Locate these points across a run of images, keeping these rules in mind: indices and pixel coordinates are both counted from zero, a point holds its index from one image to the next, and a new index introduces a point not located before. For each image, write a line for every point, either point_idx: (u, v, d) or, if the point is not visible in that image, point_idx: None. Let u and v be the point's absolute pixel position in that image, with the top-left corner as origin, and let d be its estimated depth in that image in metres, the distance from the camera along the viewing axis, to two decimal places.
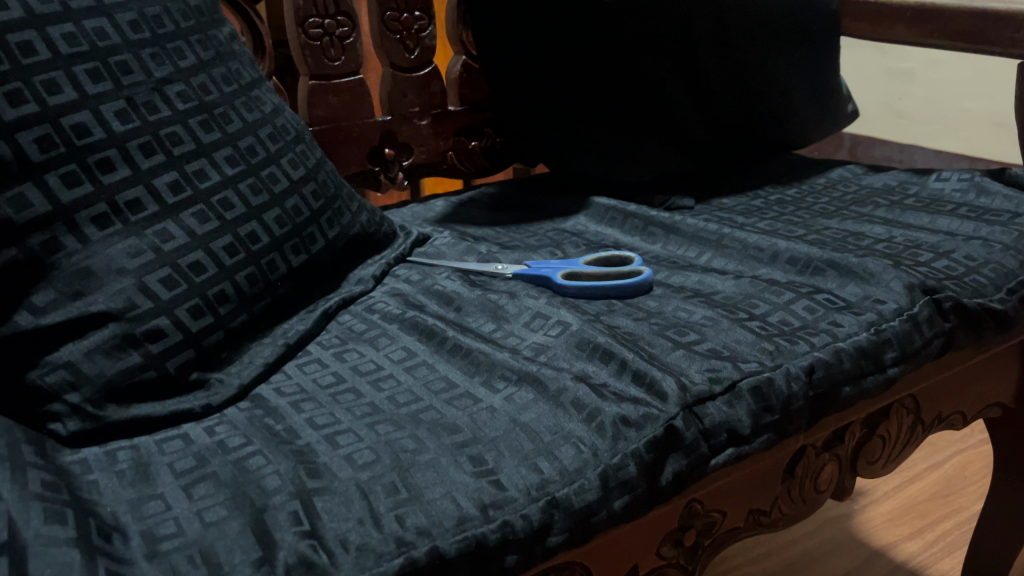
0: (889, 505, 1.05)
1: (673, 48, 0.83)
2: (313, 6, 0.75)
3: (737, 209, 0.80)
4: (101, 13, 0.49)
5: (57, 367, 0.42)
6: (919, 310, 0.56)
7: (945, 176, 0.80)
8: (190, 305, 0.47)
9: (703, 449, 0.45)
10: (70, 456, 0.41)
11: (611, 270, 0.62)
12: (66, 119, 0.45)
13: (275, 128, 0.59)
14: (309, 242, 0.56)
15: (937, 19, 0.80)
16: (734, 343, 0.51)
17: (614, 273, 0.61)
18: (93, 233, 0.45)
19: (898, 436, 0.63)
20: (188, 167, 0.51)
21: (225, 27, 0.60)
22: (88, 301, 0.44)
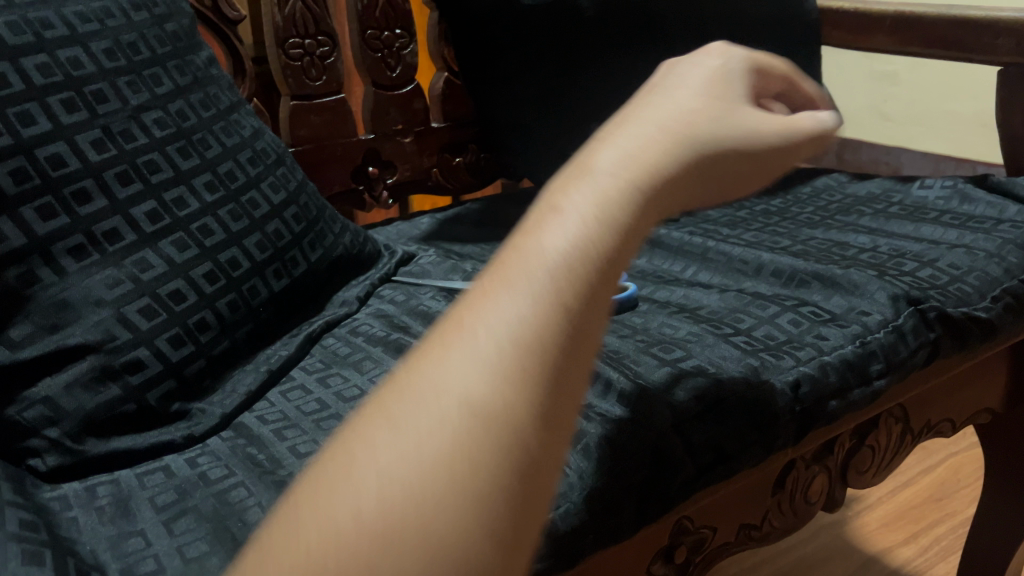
0: (883, 511, 1.04)
1: (654, 61, 0.82)
2: (294, 26, 0.75)
3: (722, 220, 0.80)
4: (75, 42, 0.49)
5: (35, 403, 0.42)
6: (904, 321, 0.56)
7: (928, 183, 0.81)
8: (170, 335, 0.47)
9: (689, 468, 0.44)
10: (49, 492, 0.41)
11: None
12: (40, 151, 0.45)
13: (254, 152, 0.59)
14: (291, 266, 0.56)
15: (914, 28, 0.81)
16: (719, 359, 0.51)
17: None
18: (70, 265, 0.45)
19: (888, 446, 0.62)
20: (166, 195, 0.50)
21: (203, 52, 0.60)
22: (65, 334, 0.43)
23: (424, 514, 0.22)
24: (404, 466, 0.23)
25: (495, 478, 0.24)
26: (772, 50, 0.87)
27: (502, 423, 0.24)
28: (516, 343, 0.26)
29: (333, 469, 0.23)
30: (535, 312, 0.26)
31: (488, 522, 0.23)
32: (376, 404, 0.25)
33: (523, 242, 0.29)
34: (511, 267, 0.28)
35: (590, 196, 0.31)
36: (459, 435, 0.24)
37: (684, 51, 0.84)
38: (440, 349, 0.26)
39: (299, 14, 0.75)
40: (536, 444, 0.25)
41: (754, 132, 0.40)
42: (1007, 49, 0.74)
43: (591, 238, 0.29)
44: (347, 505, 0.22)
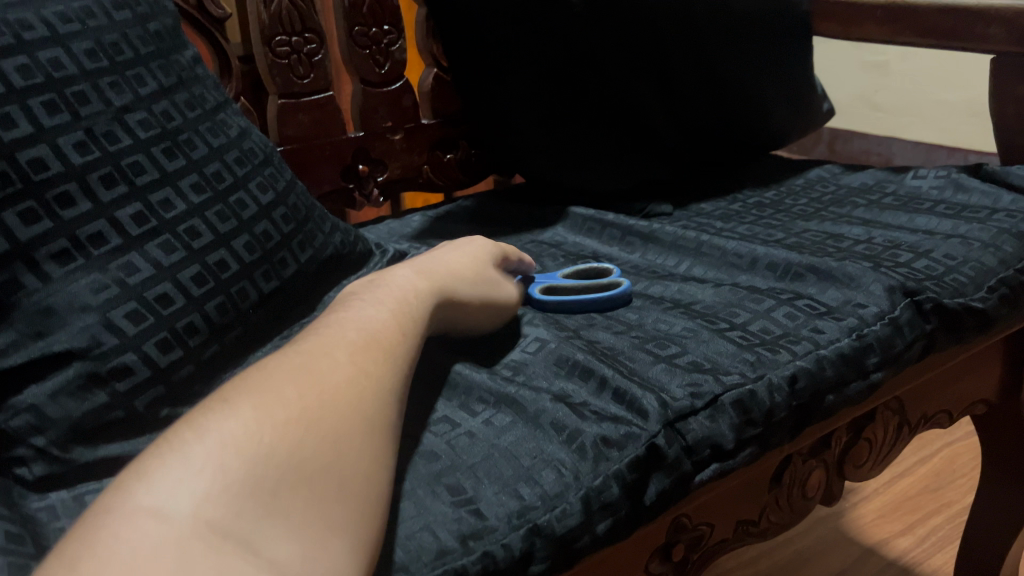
0: (879, 502, 1.04)
1: (646, 54, 0.82)
2: (279, 24, 0.74)
3: (715, 213, 0.80)
4: (56, 43, 0.48)
5: (20, 411, 0.41)
6: (900, 313, 0.55)
7: (922, 174, 0.80)
8: (158, 339, 0.46)
9: (686, 466, 0.44)
10: (37, 503, 0.40)
11: (591, 283, 0.61)
12: (21, 155, 0.44)
13: (242, 152, 0.58)
14: (281, 267, 0.55)
15: (905, 18, 0.80)
16: (715, 355, 0.51)
17: (593, 287, 0.61)
18: (54, 270, 0.44)
19: (885, 439, 0.62)
20: (152, 197, 0.49)
21: (188, 51, 0.59)
22: (50, 340, 0.42)
23: (308, 430, 0.32)
24: (292, 406, 0.33)
25: (355, 419, 0.34)
26: (763, 41, 0.87)
27: (353, 398, 0.35)
28: (357, 361, 0.38)
29: (238, 403, 0.33)
30: (372, 340, 0.40)
31: (350, 443, 0.33)
32: (257, 378, 0.35)
33: (354, 306, 0.44)
34: (349, 325, 0.41)
35: (390, 296, 0.46)
36: (325, 398, 0.34)
37: (677, 44, 0.83)
38: (300, 357, 0.37)
39: (285, 12, 0.74)
40: (379, 415, 0.36)
41: (500, 292, 0.55)
42: (1000, 37, 0.74)
43: (400, 308, 0.45)
44: (250, 426, 0.31)
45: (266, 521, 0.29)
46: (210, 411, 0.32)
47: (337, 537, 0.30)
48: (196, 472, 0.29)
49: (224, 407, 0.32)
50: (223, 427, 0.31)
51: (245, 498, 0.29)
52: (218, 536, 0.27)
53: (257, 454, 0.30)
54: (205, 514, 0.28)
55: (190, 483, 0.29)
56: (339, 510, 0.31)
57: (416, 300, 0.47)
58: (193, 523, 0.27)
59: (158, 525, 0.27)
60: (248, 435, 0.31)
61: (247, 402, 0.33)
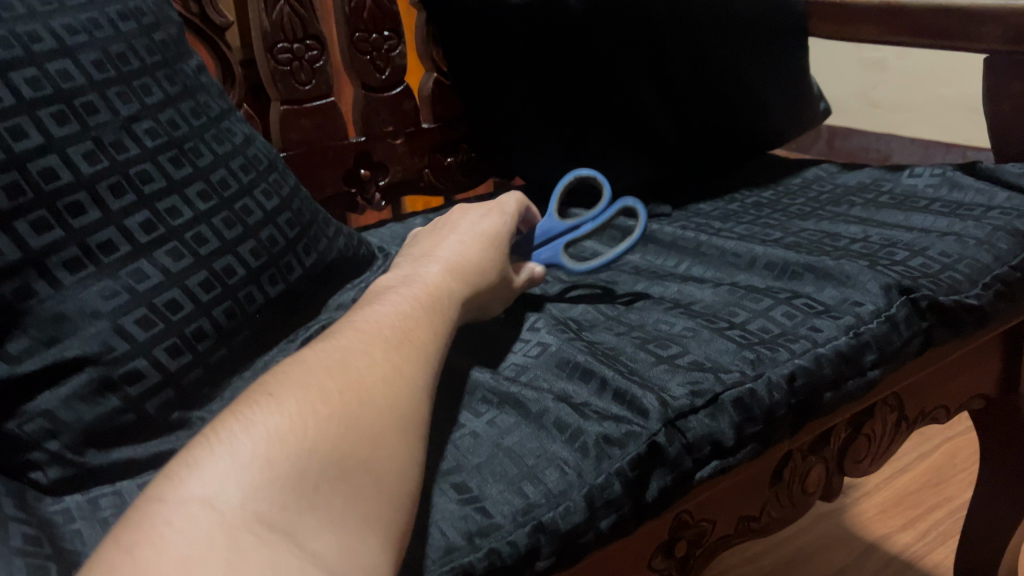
0: (880, 497, 1.05)
1: (645, 55, 0.83)
2: (281, 31, 0.75)
3: (714, 214, 0.81)
4: (64, 54, 0.49)
5: (34, 416, 0.42)
6: (897, 310, 0.56)
7: (917, 172, 0.81)
8: (168, 344, 0.47)
9: (687, 463, 0.45)
10: (51, 507, 0.42)
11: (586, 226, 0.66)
12: (33, 165, 0.45)
13: (247, 159, 0.59)
14: (286, 271, 0.56)
15: (901, 18, 0.81)
16: (716, 354, 0.52)
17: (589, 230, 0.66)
18: (66, 278, 0.45)
19: (884, 435, 0.63)
20: (160, 205, 0.50)
21: (192, 60, 0.60)
22: (63, 347, 0.43)
23: (348, 425, 0.33)
24: (335, 398, 0.34)
25: (393, 416, 0.35)
26: (759, 41, 0.88)
27: (390, 392, 0.36)
28: (394, 355, 0.39)
29: (282, 394, 0.34)
30: (409, 335, 0.41)
31: (388, 437, 0.35)
32: (299, 369, 0.36)
33: (388, 298, 0.44)
34: (388, 317, 0.42)
35: (423, 291, 0.47)
36: (365, 393, 0.35)
37: (677, 46, 0.84)
38: (337, 350, 0.38)
39: (286, 19, 0.75)
40: (413, 409, 0.37)
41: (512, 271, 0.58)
42: (994, 36, 0.75)
43: (430, 304, 0.46)
44: (296, 420, 0.32)
45: (307, 516, 0.30)
46: (255, 402, 0.33)
47: (371, 533, 0.31)
48: (243, 465, 0.30)
49: (269, 398, 0.33)
50: (270, 418, 0.32)
51: (289, 492, 0.30)
52: (262, 530, 0.29)
53: (304, 449, 0.31)
54: (253, 506, 0.29)
55: (238, 473, 0.30)
56: (374, 505, 0.32)
57: (448, 301, 0.48)
58: (241, 516, 0.29)
59: (209, 516, 0.28)
60: (296, 430, 0.32)
61: (291, 394, 0.34)
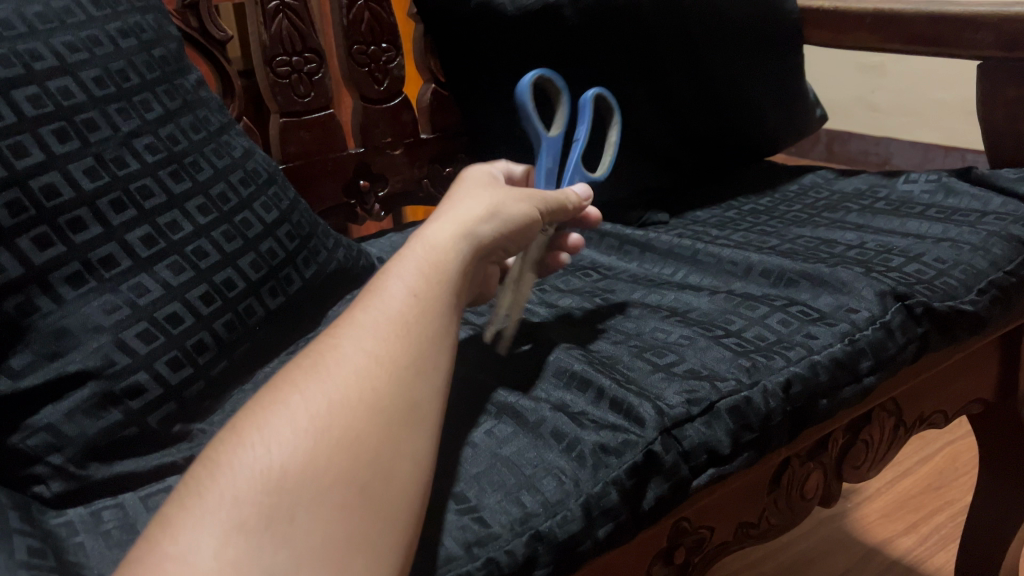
0: (882, 502, 1.05)
1: (641, 65, 0.83)
2: (280, 44, 0.76)
3: (711, 221, 0.81)
4: (65, 72, 0.49)
5: (37, 430, 0.43)
6: (892, 317, 0.57)
7: (913, 178, 0.82)
8: (169, 357, 0.47)
9: (683, 472, 0.45)
10: (55, 519, 0.42)
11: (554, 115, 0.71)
12: (34, 182, 0.45)
13: (246, 173, 0.59)
14: (286, 284, 0.57)
15: (893, 26, 0.82)
16: (712, 362, 0.52)
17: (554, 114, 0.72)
18: (68, 293, 0.45)
19: (882, 440, 0.63)
20: (160, 219, 0.51)
21: (191, 75, 0.60)
22: (65, 361, 0.44)
23: (334, 453, 0.32)
24: (303, 416, 0.33)
25: (370, 418, 0.34)
26: (757, 49, 0.88)
27: (366, 391, 0.35)
28: (390, 350, 0.37)
29: (250, 427, 0.33)
30: (410, 318, 0.38)
31: (368, 442, 0.33)
32: (270, 392, 0.34)
33: (391, 269, 0.41)
34: (389, 299, 0.39)
35: (423, 252, 0.43)
36: (355, 409, 0.34)
37: (672, 53, 0.84)
38: (330, 357, 0.36)
39: (285, 32, 0.75)
40: (411, 414, 0.35)
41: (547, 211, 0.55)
42: (987, 43, 0.75)
43: (439, 267, 0.42)
44: (278, 460, 0.31)
45: (285, 549, 0.29)
46: (235, 439, 0.32)
47: (366, 560, 0.31)
48: (213, 516, 0.29)
49: (254, 435, 0.32)
50: (252, 461, 0.31)
51: (262, 531, 0.29)
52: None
53: (285, 491, 0.30)
54: (227, 555, 0.29)
55: (208, 525, 0.29)
56: (359, 520, 0.31)
57: (462, 261, 0.44)
58: (214, 567, 0.28)
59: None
60: (277, 471, 0.31)
61: (276, 426, 0.32)
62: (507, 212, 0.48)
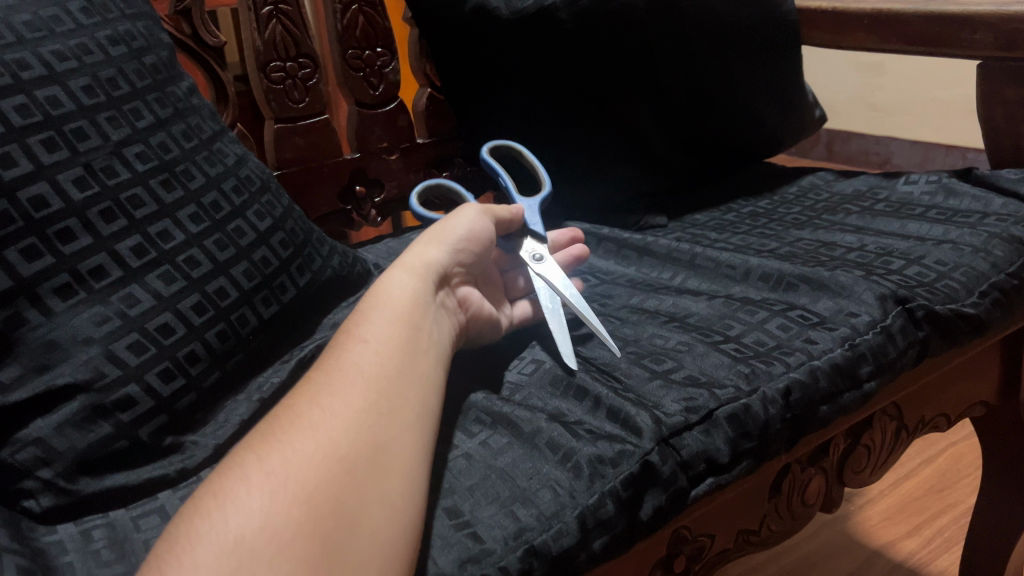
0: (885, 504, 1.05)
1: (637, 69, 0.82)
2: (274, 50, 0.75)
3: (710, 224, 0.81)
4: (53, 81, 0.49)
5: (26, 445, 0.42)
6: (892, 321, 0.56)
7: (913, 179, 0.81)
8: (160, 369, 0.47)
9: (681, 481, 0.44)
10: (45, 536, 0.41)
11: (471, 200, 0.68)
12: (22, 193, 0.45)
13: (239, 180, 0.59)
14: (279, 292, 0.56)
15: (890, 26, 0.82)
16: (710, 369, 0.51)
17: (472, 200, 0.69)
18: (57, 305, 0.45)
19: (884, 445, 0.62)
20: (151, 228, 0.50)
21: (183, 82, 0.60)
22: (55, 374, 0.43)
23: (294, 504, 0.32)
24: (263, 474, 0.33)
25: (331, 464, 0.34)
26: (755, 51, 0.87)
27: (326, 440, 0.35)
28: (347, 402, 0.37)
29: (211, 493, 0.33)
30: (368, 371, 0.39)
31: (331, 486, 0.33)
32: (230, 461, 0.35)
33: (345, 334, 0.42)
34: (347, 356, 0.40)
35: (379, 310, 0.45)
36: (314, 461, 0.34)
37: (668, 57, 0.83)
38: (288, 419, 0.36)
39: (279, 38, 0.75)
40: (374, 457, 0.35)
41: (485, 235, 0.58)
42: (986, 43, 0.74)
43: (396, 323, 0.43)
44: (237, 520, 0.31)
45: None
46: (198, 506, 0.32)
47: None
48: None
49: (213, 501, 0.32)
50: (211, 525, 0.31)
51: None
52: None
53: (245, 548, 0.30)
54: None
55: None
56: (331, 560, 0.31)
57: (422, 311, 0.46)
58: None
59: None
60: (236, 530, 0.30)
61: (234, 488, 0.32)
62: (451, 245, 0.54)
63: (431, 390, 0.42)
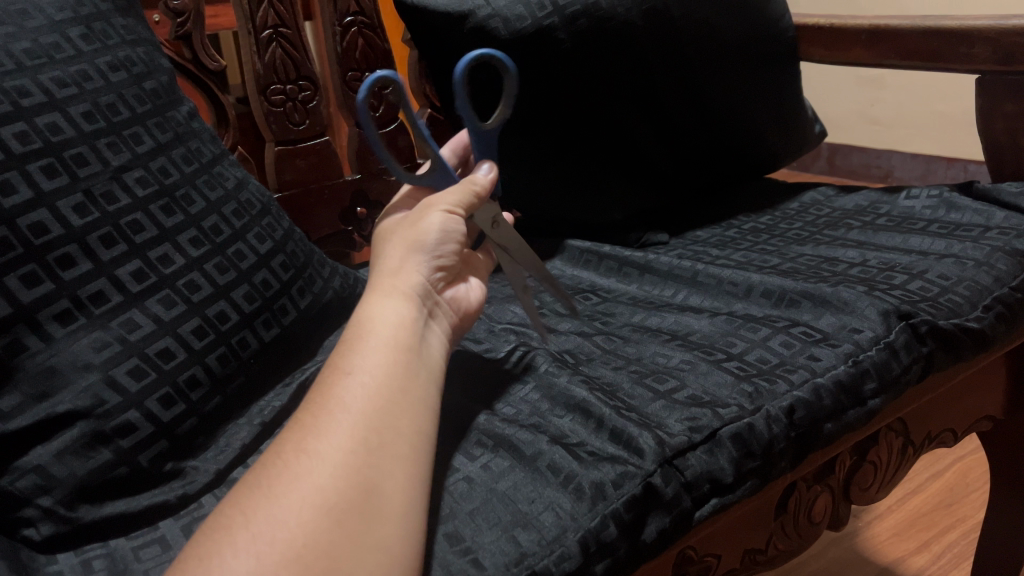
0: (893, 520, 1.04)
1: (635, 86, 0.82)
2: (274, 73, 0.75)
3: (711, 241, 0.81)
4: (53, 108, 0.49)
5: (27, 472, 0.42)
6: (896, 337, 0.56)
7: (914, 194, 0.81)
8: (161, 395, 0.47)
9: (685, 503, 0.44)
10: (44, 566, 0.41)
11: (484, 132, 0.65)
12: (22, 220, 0.45)
13: (239, 204, 0.59)
14: (280, 315, 0.56)
15: (889, 42, 0.82)
16: (714, 387, 0.51)
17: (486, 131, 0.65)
18: (57, 331, 0.45)
19: (890, 461, 0.62)
20: (151, 253, 0.50)
21: (183, 107, 0.60)
22: (54, 402, 0.43)
23: (281, 566, 0.31)
24: (246, 538, 0.32)
25: (317, 519, 0.33)
26: (753, 67, 0.87)
27: (313, 491, 0.34)
28: (334, 446, 0.36)
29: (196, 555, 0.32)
30: (356, 404, 0.38)
31: (319, 544, 0.32)
32: (216, 517, 0.34)
33: (332, 364, 0.41)
34: (335, 389, 0.39)
35: (370, 333, 0.43)
36: (302, 515, 0.33)
37: (666, 72, 0.83)
38: (274, 468, 0.36)
39: (278, 61, 0.75)
40: (366, 502, 0.35)
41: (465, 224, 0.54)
42: (985, 57, 0.75)
43: (385, 347, 0.42)
44: None
45: None
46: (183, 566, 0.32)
47: None
48: None
49: (200, 562, 0.32)
50: None
51: None
52: None
53: None
54: None
55: None
56: None
57: (411, 336, 0.44)
58: None
59: None
60: None
61: (221, 550, 0.32)
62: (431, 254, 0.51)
63: (425, 414, 0.41)
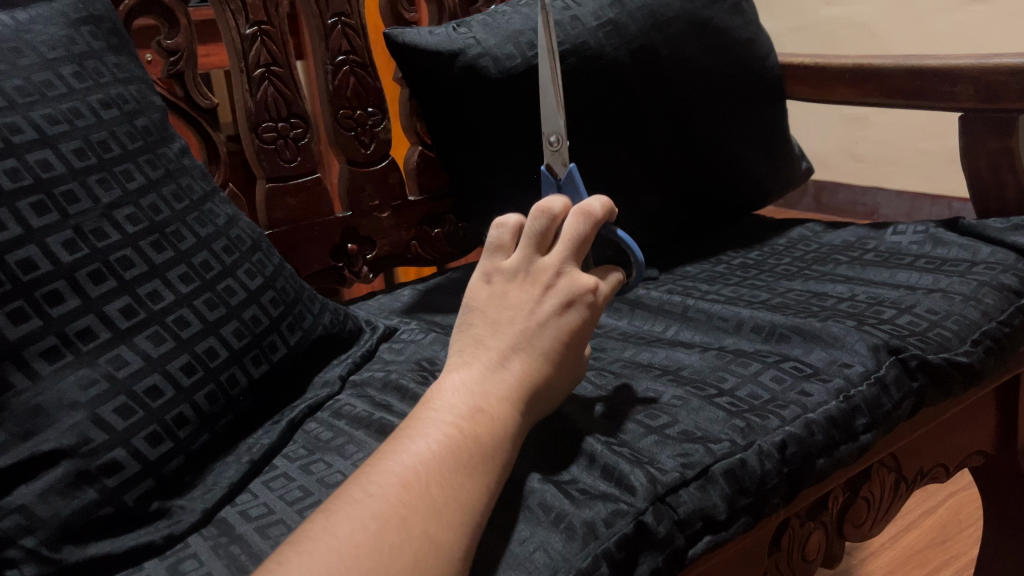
0: (887, 557, 1.03)
1: (623, 124, 0.83)
2: (265, 110, 0.76)
3: (701, 276, 0.81)
4: (44, 144, 0.49)
5: (10, 512, 0.41)
6: (886, 372, 0.56)
7: (901, 229, 0.81)
8: (147, 432, 0.46)
9: (679, 541, 0.44)
10: None
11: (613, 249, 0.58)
12: (11, 256, 0.45)
13: (229, 240, 0.58)
14: (271, 351, 0.56)
15: (874, 81, 0.83)
16: (706, 423, 0.51)
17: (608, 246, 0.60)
18: (43, 368, 0.44)
19: (883, 497, 0.62)
20: (140, 289, 0.50)
21: (175, 144, 0.60)
22: (39, 440, 0.43)
23: None
24: None
25: None
26: (737, 105, 0.88)
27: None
28: (439, 533, 0.36)
29: None
30: (464, 498, 0.38)
31: None
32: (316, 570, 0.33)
33: (442, 438, 0.40)
34: (445, 471, 0.39)
35: (493, 428, 0.42)
36: None
37: (655, 111, 0.84)
38: (375, 531, 0.35)
39: (270, 99, 0.76)
40: None
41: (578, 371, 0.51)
42: (967, 95, 0.76)
43: (492, 442, 0.41)
44: None
45: None
46: None
47: None
48: None
49: None
50: None
51: None
52: None
53: None
54: None
55: None
56: None
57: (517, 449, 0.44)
58: None
59: None
60: None
61: None
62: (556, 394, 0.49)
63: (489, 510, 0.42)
